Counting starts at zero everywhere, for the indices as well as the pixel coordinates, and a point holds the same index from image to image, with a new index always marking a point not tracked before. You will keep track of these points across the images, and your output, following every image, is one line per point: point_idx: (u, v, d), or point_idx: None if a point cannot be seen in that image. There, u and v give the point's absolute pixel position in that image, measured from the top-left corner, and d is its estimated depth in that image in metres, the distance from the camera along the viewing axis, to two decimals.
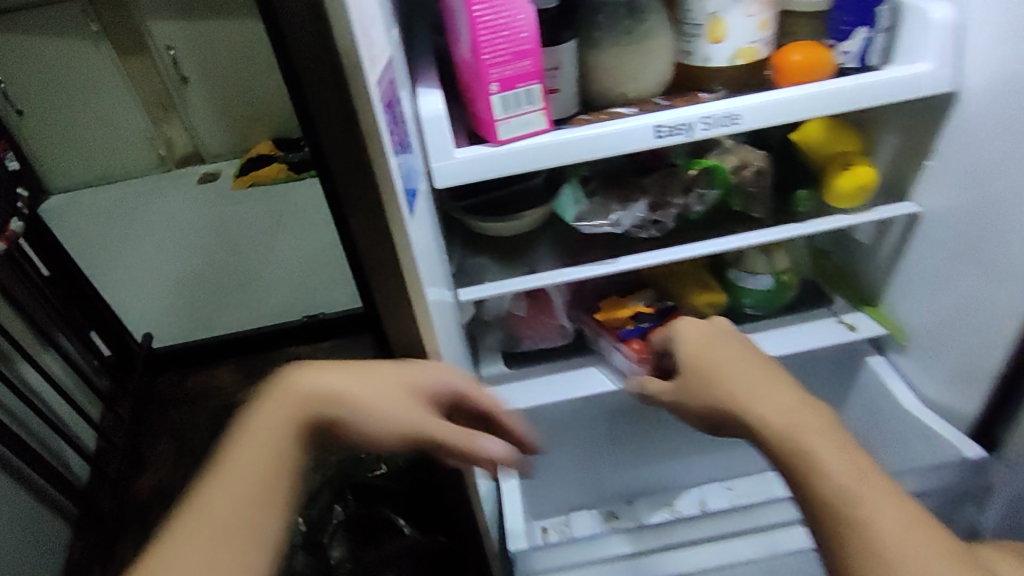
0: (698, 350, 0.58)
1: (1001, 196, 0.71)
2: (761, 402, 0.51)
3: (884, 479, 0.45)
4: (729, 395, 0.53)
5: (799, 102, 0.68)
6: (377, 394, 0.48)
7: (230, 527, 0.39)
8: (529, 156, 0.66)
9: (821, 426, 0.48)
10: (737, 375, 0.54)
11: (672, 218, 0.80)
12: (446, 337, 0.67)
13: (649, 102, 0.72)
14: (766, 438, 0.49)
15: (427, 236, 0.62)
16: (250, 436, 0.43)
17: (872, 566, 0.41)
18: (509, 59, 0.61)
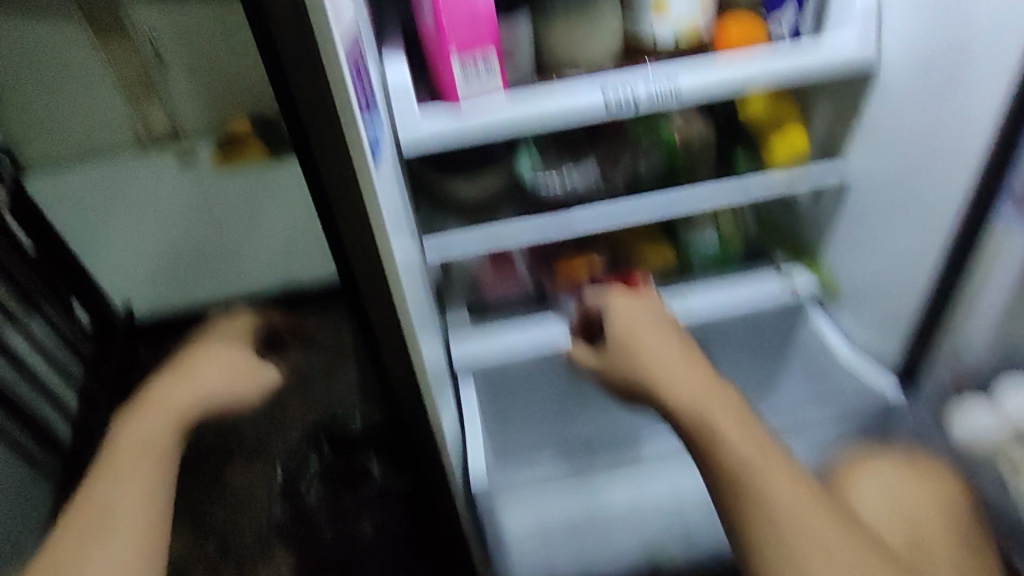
0: (628, 332, 0.73)
1: (918, 162, 0.78)
2: (678, 387, 0.64)
3: (776, 453, 0.59)
4: (648, 371, 0.68)
5: (737, 72, 0.73)
6: (212, 379, 0.68)
7: (143, 491, 0.59)
8: (487, 128, 0.71)
9: (731, 411, 0.61)
10: (658, 358, 0.68)
11: (621, 179, 0.89)
12: (413, 287, 0.74)
13: (600, 71, 0.78)
14: (679, 415, 0.63)
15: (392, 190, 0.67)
16: (133, 443, 0.61)
17: (761, 520, 0.55)
18: (468, 30, 0.69)
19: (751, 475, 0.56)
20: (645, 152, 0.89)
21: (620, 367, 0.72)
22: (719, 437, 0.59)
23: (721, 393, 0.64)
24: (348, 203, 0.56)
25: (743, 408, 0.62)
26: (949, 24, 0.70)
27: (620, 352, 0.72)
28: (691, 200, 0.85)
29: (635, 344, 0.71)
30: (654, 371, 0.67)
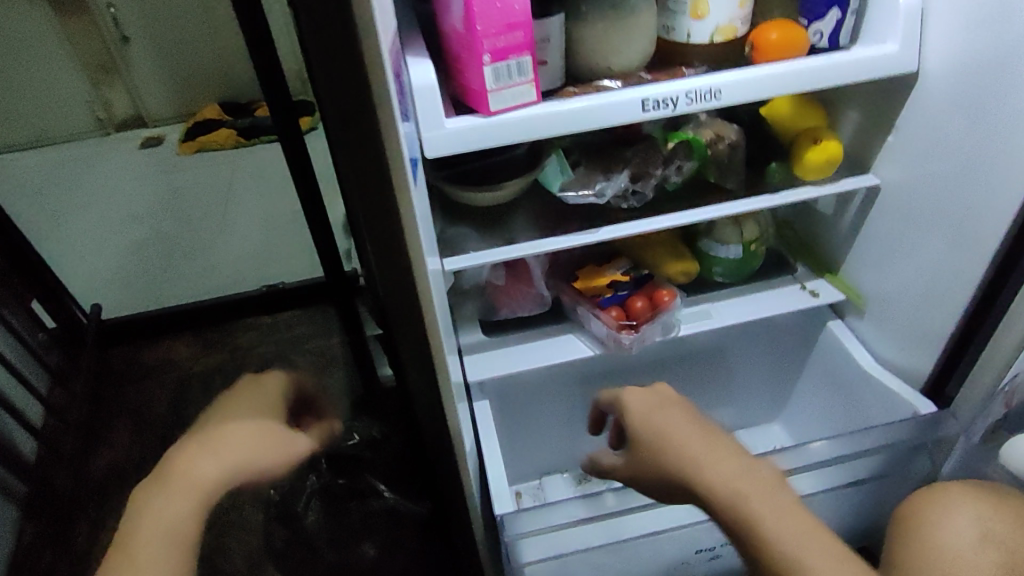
0: (644, 415, 0.73)
1: (958, 172, 0.75)
2: (714, 472, 0.63)
3: (826, 535, 0.59)
4: (687, 465, 0.65)
5: (777, 78, 0.70)
6: (246, 444, 0.59)
7: (161, 564, 0.54)
8: (517, 129, 0.67)
9: (772, 495, 0.61)
10: (689, 447, 0.66)
11: (651, 189, 0.83)
12: (442, 308, 0.69)
13: (633, 76, 0.74)
14: (717, 501, 0.62)
15: (426, 207, 0.63)
16: (144, 535, 0.55)
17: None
18: (501, 31, 0.61)
19: (769, 535, 0.59)
20: (680, 161, 0.83)
21: (651, 465, 0.69)
22: (757, 522, 0.60)
23: (747, 467, 0.63)
24: (381, 225, 0.50)
25: (789, 489, 0.62)
26: (1002, 32, 0.65)
27: (649, 450, 0.69)
28: (719, 209, 0.82)
29: (669, 441, 0.68)
30: (687, 460, 0.65)
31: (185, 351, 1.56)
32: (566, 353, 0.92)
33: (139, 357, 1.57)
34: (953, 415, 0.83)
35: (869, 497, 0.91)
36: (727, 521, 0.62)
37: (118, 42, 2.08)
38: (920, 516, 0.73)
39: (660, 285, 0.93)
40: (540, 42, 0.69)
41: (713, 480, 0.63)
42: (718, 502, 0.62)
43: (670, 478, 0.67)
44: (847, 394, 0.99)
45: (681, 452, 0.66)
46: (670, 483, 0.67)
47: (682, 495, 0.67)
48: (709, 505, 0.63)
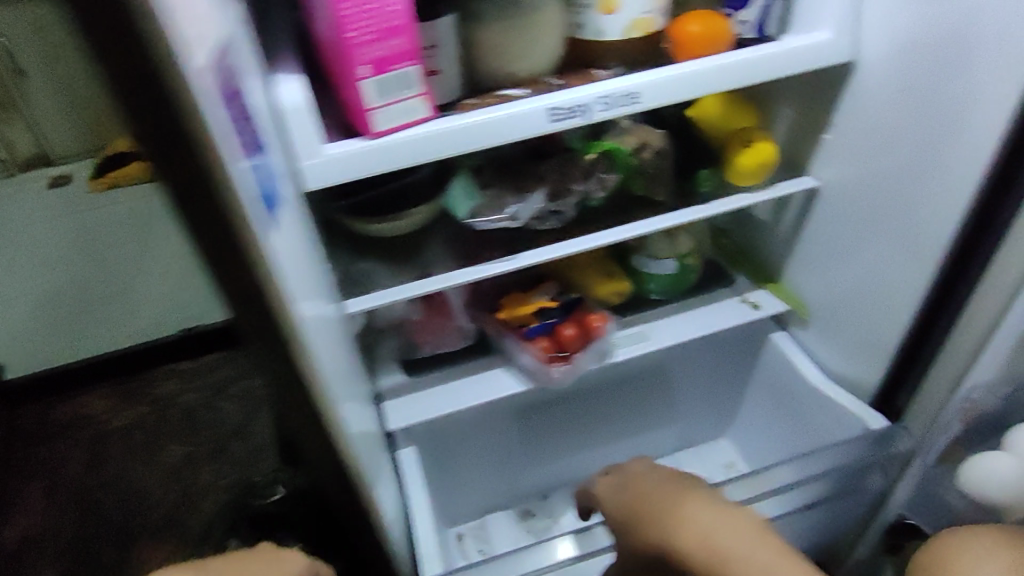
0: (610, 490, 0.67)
1: (901, 167, 0.69)
2: (682, 525, 0.57)
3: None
4: (655, 527, 0.59)
5: (700, 77, 0.63)
6: None
7: None
8: (410, 150, 0.59)
9: (758, 545, 0.54)
10: (653, 508, 0.61)
11: (572, 206, 0.75)
12: (340, 364, 0.58)
13: (541, 82, 0.66)
14: (690, 555, 0.56)
15: (307, 249, 0.53)
16: None
17: None
18: (378, 37, 0.53)
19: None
20: (602, 172, 0.76)
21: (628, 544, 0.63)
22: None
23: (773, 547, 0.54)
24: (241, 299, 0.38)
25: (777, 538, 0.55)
26: (947, 11, 0.59)
27: (622, 525, 0.63)
28: (648, 224, 0.75)
29: (635, 513, 0.62)
30: (654, 523, 0.59)
31: (103, 407, 1.42)
32: (493, 390, 0.83)
33: (45, 418, 1.41)
34: (906, 430, 0.78)
35: (828, 518, 0.85)
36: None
37: (13, 73, 1.89)
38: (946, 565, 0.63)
39: (590, 309, 0.85)
40: (429, 48, 0.60)
41: (681, 532, 0.57)
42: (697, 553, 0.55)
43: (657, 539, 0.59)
44: (797, 409, 0.93)
45: (646, 517, 0.61)
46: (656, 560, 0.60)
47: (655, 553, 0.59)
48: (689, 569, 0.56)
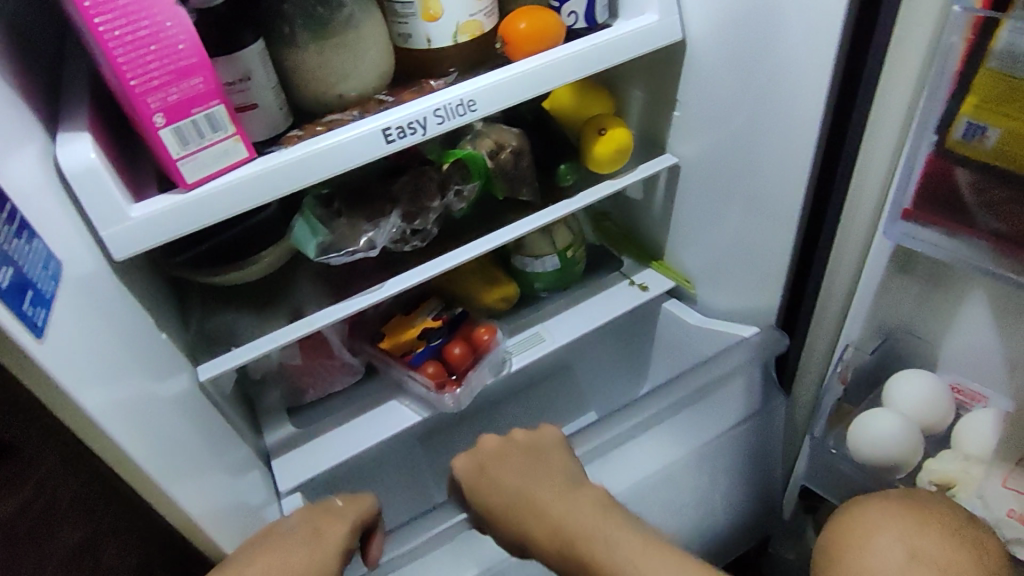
0: (477, 477, 0.67)
1: (748, 135, 0.69)
2: (559, 506, 0.60)
3: (672, 555, 0.54)
4: (529, 501, 0.62)
5: (536, 74, 0.61)
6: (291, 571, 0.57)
7: None
8: (234, 198, 0.53)
9: (615, 521, 0.58)
10: (538, 489, 0.62)
11: (433, 223, 0.73)
12: (170, 441, 0.53)
13: (372, 101, 0.62)
14: (562, 537, 0.58)
15: (101, 331, 0.47)
16: None
17: None
18: (169, 80, 0.47)
19: (599, 546, 0.55)
20: (457, 184, 0.73)
21: (495, 518, 0.64)
22: (600, 542, 0.56)
23: (597, 501, 0.60)
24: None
25: (628, 517, 0.59)
26: None
27: (495, 510, 0.64)
28: (514, 229, 0.73)
29: (509, 500, 0.63)
30: (532, 499, 0.62)
31: None
32: (389, 425, 0.79)
33: None
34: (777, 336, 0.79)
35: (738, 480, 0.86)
36: (569, 563, 0.57)
37: None
38: (841, 543, 0.61)
39: (477, 323, 0.83)
40: (240, 81, 0.54)
41: (560, 511, 0.59)
42: (507, 512, 0.63)
43: (494, 511, 0.64)
44: None
45: (522, 495, 0.62)
46: (519, 531, 0.62)
47: (491, 522, 0.65)
48: (556, 551, 0.59)
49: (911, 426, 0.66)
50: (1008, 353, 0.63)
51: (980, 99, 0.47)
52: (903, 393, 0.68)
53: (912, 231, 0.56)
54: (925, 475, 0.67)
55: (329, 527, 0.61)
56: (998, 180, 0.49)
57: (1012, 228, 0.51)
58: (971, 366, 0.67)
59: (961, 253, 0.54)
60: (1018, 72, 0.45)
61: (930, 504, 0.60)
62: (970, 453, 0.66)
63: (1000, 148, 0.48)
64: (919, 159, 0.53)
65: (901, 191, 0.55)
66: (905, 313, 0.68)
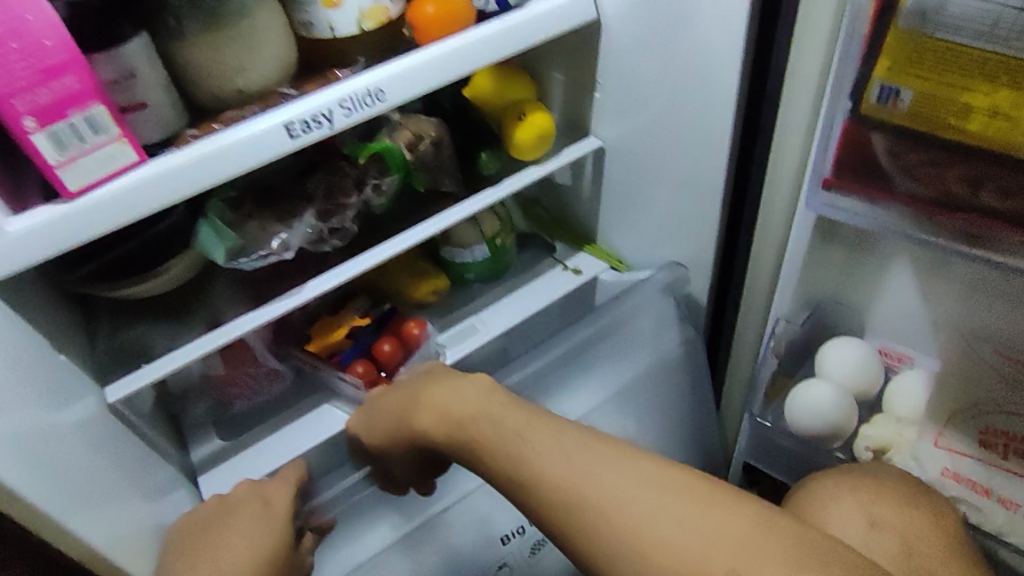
0: (382, 395, 0.70)
1: (669, 113, 0.68)
2: (455, 399, 0.61)
3: (559, 424, 0.53)
4: (427, 400, 0.63)
5: (443, 60, 0.59)
6: (242, 531, 0.64)
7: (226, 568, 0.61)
8: (125, 203, 0.50)
9: (507, 403, 0.58)
10: (438, 389, 0.63)
11: (352, 221, 0.70)
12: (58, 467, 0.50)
13: (275, 94, 0.59)
14: (456, 425, 0.59)
15: None
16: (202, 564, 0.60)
17: (513, 459, 0.52)
18: (37, 80, 0.44)
19: (487, 424, 0.56)
20: (374, 178, 0.70)
21: (400, 426, 0.66)
22: (489, 420, 0.56)
23: (486, 391, 0.60)
24: None
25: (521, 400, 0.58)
26: None
27: (399, 418, 0.66)
28: (439, 221, 0.70)
29: (409, 404, 0.65)
30: (429, 399, 0.63)
31: None
32: (321, 428, 0.76)
33: None
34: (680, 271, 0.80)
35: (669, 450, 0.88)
36: (463, 451, 0.58)
37: None
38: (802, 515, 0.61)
39: (406, 318, 0.81)
40: (123, 78, 0.50)
41: (456, 402, 0.60)
42: (409, 417, 0.64)
43: (394, 427, 0.66)
44: None
45: (422, 395, 0.64)
46: (421, 433, 0.63)
47: (395, 440, 0.67)
48: (450, 439, 0.59)
49: (841, 392, 0.67)
50: (930, 317, 0.64)
51: (891, 61, 0.46)
52: (832, 359, 0.69)
53: (834, 201, 0.55)
54: (861, 441, 0.69)
55: (275, 493, 0.67)
56: (915, 144, 0.49)
57: (929, 191, 0.51)
58: (895, 330, 0.68)
59: (883, 219, 0.54)
60: (932, 30, 0.44)
61: (885, 479, 0.61)
62: (901, 416, 0.68)
63: (915, 112, 0.47)
64: (837, 125, 0.52)
65: (822, 160, 0.54)
66: (831, 283, 0.68)
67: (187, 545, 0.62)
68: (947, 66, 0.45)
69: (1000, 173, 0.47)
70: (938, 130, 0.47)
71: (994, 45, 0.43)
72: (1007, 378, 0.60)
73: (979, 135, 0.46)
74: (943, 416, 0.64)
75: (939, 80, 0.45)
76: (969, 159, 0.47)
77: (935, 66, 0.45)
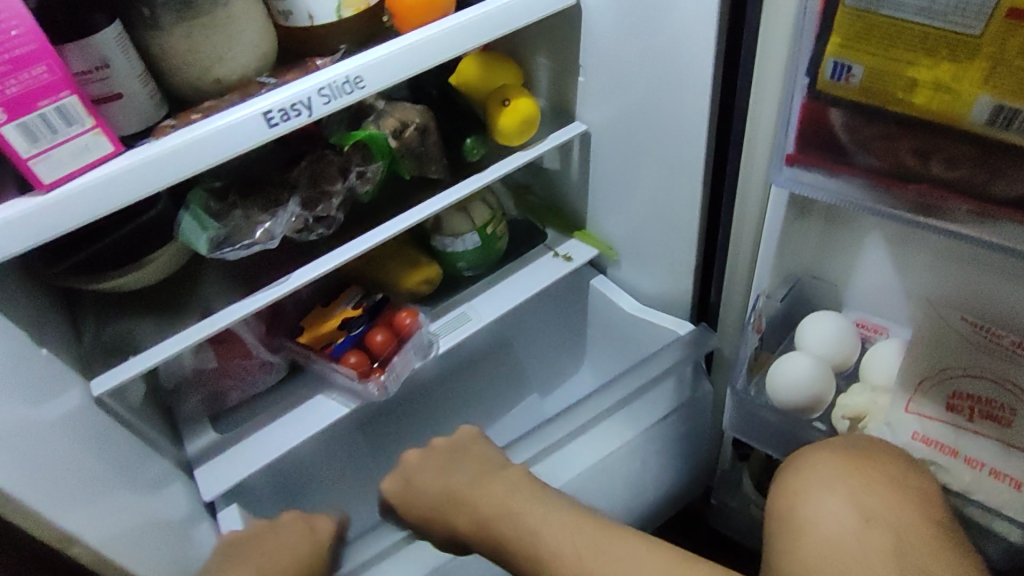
0: (399, 480, 0.72)
1: (651, 97, 0.69)
2: (474, 488, 0.67)
3: (579, 519, 0.61)
4: (450, 490, 0.68)
5: (422, 46, 0.59)
6: (282, 545, 0.66)
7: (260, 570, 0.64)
8: (102, 194, 0.49)
9: (530, 493, 0.65)
10: (460, 477, 0.69)
11: (337, 209, 0.70)
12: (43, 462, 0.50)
13: (255, 83, 0.59)
14: (478, 516, 0.65)
15: None
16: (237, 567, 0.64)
17: (532, 548, 0.60)
18: (5, 71, 0.44)
19: (508, 517, 0.63)
20: (358, 166, 0.70)
21: (419, 514, 0.69)
22: (515, 513, 0.63)
23: (514, 483, 0.66)
24: None
25: (541, 490, 0.66)
26: None
27: (418, 511, 0.69)
28: (424, 207, 0.71)
29: (427, 488, 0.69)
30: (452, 491, 0.68)
31: None
32: (315, 421, 0.76)
33: None
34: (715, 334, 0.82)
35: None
36: (490, 541, 0.64)
37: None
38: (794, 494, 0.63)
39: (398, 308, 0.81)
40: (97, 69, 0.50)
41: (477, 495, 0.66)
42: (433, 506, 0.68)
43: (421, 520, 0.69)
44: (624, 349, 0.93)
45: (442, 484, 0.69)
46: (449, 526, 0.67)
47: (425, 530, 0.69)
48: (473, 531, 0.65)
49: (820, 364, 0.69)
50: (905, 287, 0.67)
51: (842, 37, 0.47)
52: (812, 334, 0.71)
53: (799, 176, 0.56)
54: (839, 411, 0.70)
55: (319, 520, 0.71)
56: (868, 118, 0.50)
57: (885, 164, 0.52)
58: (877, 301, 0.70)
59: (844, 194, 0.55)
60: (877, 7, 0.45)
61: (877, 454, 0.62)
62: (876, 385, 0.69)
63: (865, 87, 0.48)
64: (798, 105, 0.53)
65: (783, 137, 0.55)
66: (813, 259, 0.70)
67: (231, 555, 0.66)
68: (892, 41, 0.46)
69: (946, 143, 0.48)
70: (886, 103, 0.48)
71: (934, 20, 0.43)
72: (974, 342, 0.62)
73: (924, 107, 0.47)
74: (913, 381, 0.64)
75: (884, 55, 0.46)
76: (921, 133, 0.49)
77: (880, 42, 0.46)
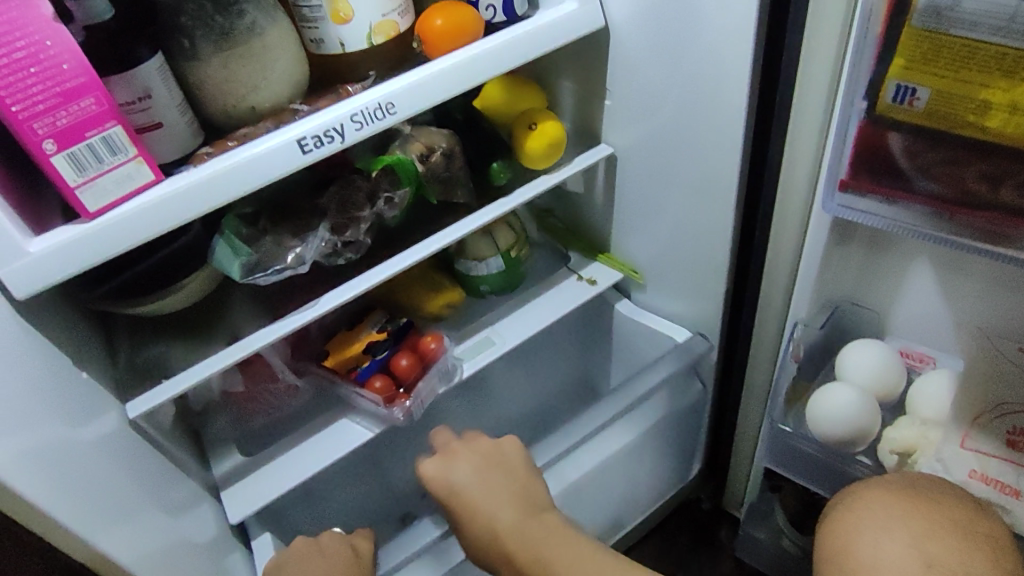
0: (437, 478, 0.71)
1: (679, 118, 0.68)
2: (515, 525, 0.65)
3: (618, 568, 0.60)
4: (488, 526, 0.66)
5: (455, 71, 0.60)
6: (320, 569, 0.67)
7: None
8: (142, 220, 0.50)
9: (566, 541, 0.64)
10: (497, 501, 0.68)
11: (365, 234, 0.71)
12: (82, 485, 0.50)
13: (287, 111, 0.60)
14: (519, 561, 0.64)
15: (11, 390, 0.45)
16: None
17: None
18: (56, 104, 0.45)
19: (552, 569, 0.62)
20: (386, 191, 0.70)
21: (461, 532, 0.69)
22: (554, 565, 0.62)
23: (553, 531, 0.65)
24: None
25: (581, 537, 0.65)
26: None
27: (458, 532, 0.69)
28: (458, 228, 0.71)
29: (464, 508, 0.68)
30: (491, 522, 0.66)
31: None
32: (340, 445, 0.75)
33: None
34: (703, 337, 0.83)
35: None
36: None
37: None
38: (846, 538, 0.60)
39: (422, 333, 0.81)
40: (140, 100, 0.52)
41: (520, 538, 0.65)
42: (472, 532, 0.67)
43: (461, 536, 0.68)
44: None
45: (479, 514, 0.67)
46: (489, 558, 0.66)
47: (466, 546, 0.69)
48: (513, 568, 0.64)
49: (863, 396, 0.66)
50: (952, 317, 0.64)
51: (906, 59, 0.45)
52: (857, 361, 0.68)
53: (850, 202, 0.54)
54: (886, 445, 0.67)
55: (361, 544, 0.71)
56: (933, 143, 0.48)
57: (950, 191, 0.50)
58: (916, 330, 0.68)
59: (901, 219, 0.53)
60: (947, 28, 0.43)
61: (941, 497, 0.58)
62: (926, 418, 0.66)
63: (931, 110, 0.46)
64: (851, 129, 0.51)
65: (835, 162, 0.54)
66: (849, 285, 0.68)
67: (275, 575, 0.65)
68: (963, 64, 0.43)
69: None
70: (958, 129, 0.46)
71: (1014, 40, 0.41)
72: None
73: (996, 131, 0.45)
74: (969, 417, 0.62)
75: (955, 77, 0.44)
76: (991, 159, 0.47)
77: (953, 65, 0.43)
